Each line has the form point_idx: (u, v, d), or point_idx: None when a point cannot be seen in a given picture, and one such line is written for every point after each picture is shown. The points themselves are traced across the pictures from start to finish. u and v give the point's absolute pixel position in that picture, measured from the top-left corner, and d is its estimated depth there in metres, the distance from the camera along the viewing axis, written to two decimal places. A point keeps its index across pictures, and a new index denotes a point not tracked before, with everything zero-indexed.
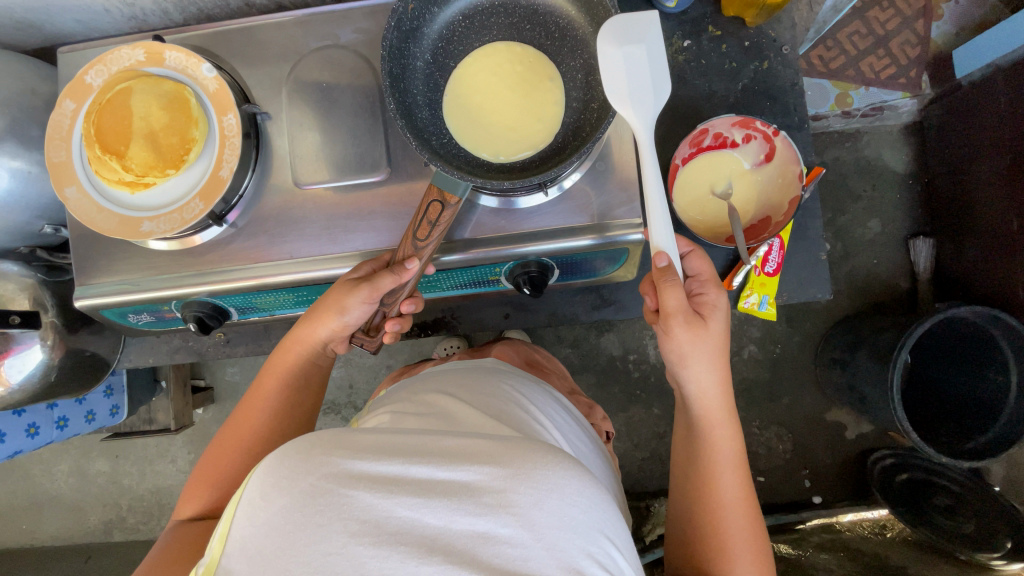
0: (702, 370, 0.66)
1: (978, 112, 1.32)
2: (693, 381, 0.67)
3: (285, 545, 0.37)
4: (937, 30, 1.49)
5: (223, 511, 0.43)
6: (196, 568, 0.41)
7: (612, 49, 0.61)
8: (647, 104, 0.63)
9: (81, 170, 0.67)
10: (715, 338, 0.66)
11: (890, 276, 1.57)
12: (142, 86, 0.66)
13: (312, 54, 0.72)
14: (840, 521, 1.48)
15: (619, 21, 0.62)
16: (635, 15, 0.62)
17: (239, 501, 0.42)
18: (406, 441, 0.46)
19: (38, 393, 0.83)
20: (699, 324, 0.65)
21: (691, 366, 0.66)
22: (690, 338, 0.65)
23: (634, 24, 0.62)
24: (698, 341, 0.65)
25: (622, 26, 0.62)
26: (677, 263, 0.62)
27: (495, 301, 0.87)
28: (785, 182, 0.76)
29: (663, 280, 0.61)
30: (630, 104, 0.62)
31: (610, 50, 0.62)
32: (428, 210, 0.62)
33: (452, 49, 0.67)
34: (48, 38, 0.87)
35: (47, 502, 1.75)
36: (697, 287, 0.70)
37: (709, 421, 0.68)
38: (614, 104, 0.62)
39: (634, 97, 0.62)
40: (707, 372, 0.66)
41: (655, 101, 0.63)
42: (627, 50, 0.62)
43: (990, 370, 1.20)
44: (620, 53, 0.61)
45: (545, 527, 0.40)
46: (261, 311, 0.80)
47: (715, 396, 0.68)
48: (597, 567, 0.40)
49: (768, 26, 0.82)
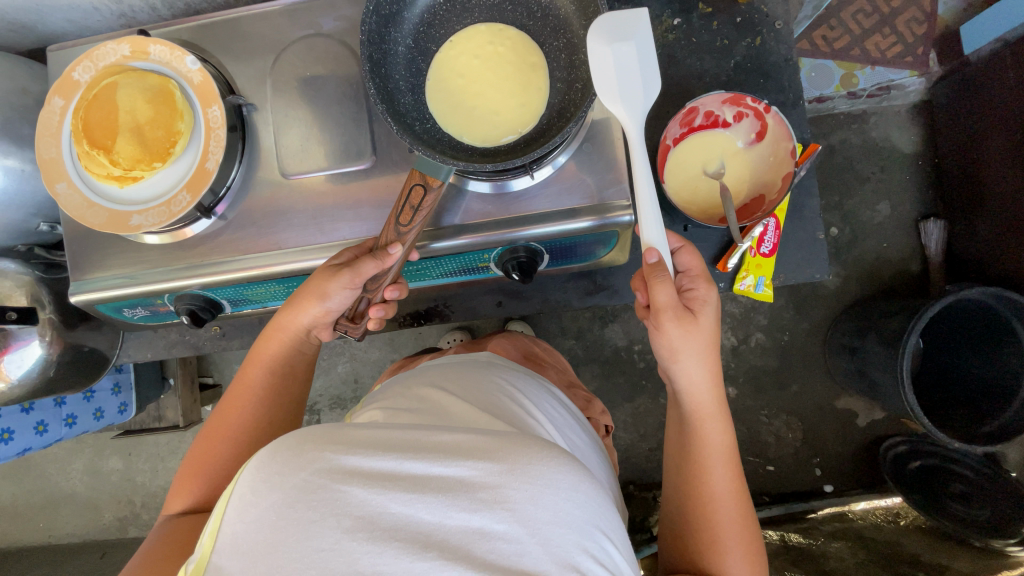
0: (692, 363, 0.65)
1: (990, 87, 1.28)
2: (683, 377, 0.66)
3: (274, 541, 0.37)
4: (943, 6, 1.47)
5: (214, 508, 0.43)
6: (186, 565, 0.41)
7: (604, 47, 0.60)
8: (637, 102, 0.63)
9: (71, 167, 0.67)
10: (706, 333, 0.66)
11: (901, 259, 1.54)
12: (127, 80, 0.66)
13: (295, 44, 0.71)
14: (852, 509, 1.46)
15: (610, 20, 0.60)
16: (625, 14, 0.61)
17: (229, 498, 0.42)
18: (399, 436, 0.46)
19: (39, 389, 0.83)
20: (690, 321, 0.64)
21: (682, 361, 0.65)
22: (681, 334, 0.64)
23: (626, 21, 0.61)
24: (690, 336, 0.64)
25: (613, 22, 0.61)
26: (667, 260, 0.62)
27: (487, 289, 0.86)
28: (778, 160, 0.74)
29: (652, 276, 0.61)
30: (621, 101, 0.62)
31: (603, 49, 0.60)
32: (411, 194, 0.61)
33: (434, 32, 0.66)
34: (41, 38, 0.88)
35: (63, 500, 1.79)
36: (687, 283, 0.69)
37: (701, 417, 0.67)
38: (606, 103, 0.62)
39: (624, 94, 0.62)
40: (699, 367, 0.65)
41: (643, 98, 0.63)
42: (617, 49, 0.61)
43: (1003, 352, 1.18)
44: (612, 51, 0.61)
45: (540, 522, 0.39)
46: (253, 303, 0.81)
47: (706, 392, 0.66)
48: (592, 563, 0.40)
49: (761, 2, 0.80)
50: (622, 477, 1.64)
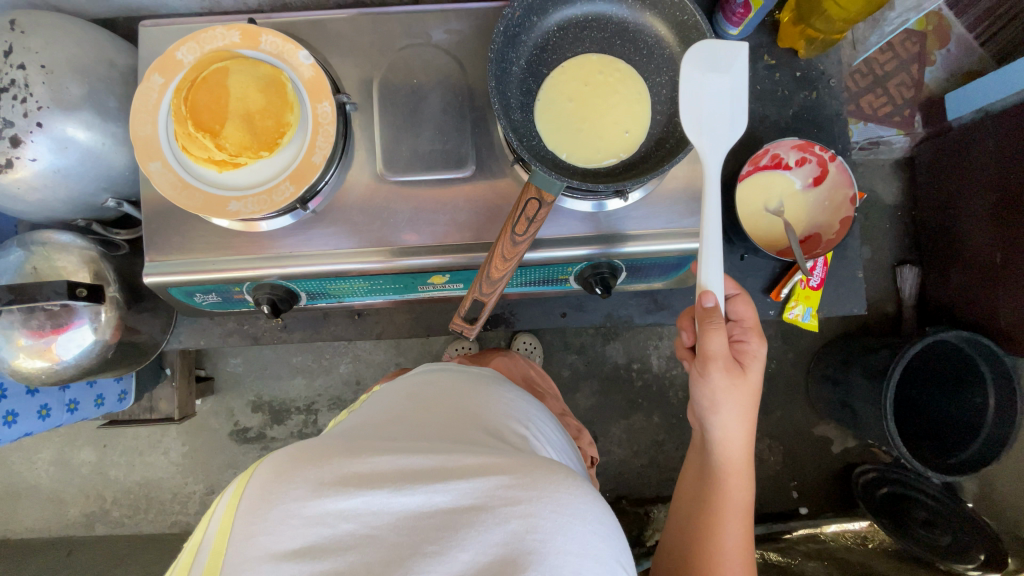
0: (730, 420, 0.69)
1: (969, 151, 1.41)
2: (720, 429, 0.70)
3: None
4: (929, 75, 1.57)
5: (234, 552, 0.45)
6: None
7: (697, 73, 0.65)
8: (722, 138, 0.66)
9: (166, 146, 0.66)
10: (751, 391, 0.70)
11: (878, 301, 1.69)
12: (240, 67, 0.67)
13: (402, 51, 0.74)
14: (824, 531, 1.56)
15: (707, 50, 0.65)
16: (725, 44, 0.64)
17: (254, 543, 0.45)
18: (429, 464, 0.51)
19: (90, 370, 0.80)
20: (739, 373, 0.68)
21: (722, 414, 0.69)
22: (727, 386, 0.68)
23: (725, 53, 0.65)
24: (734, 391, 0.68)
25: (710, 51, 0.65)
26: (723, 309, 0.65)
27: (554, 299, 0.89)
28: (834, 205, 0.83)
29: (709, 323, 0.64)
30: (704, 135, 0.65)
31: (696, 77, 0.65)
32: (525, 207, 0.63)
33: (547, 57, 0.70)
34: (112, 9, 0.86)
35: (24, 492, 1.67)
36: (740, 335, 0.75)
37: (727, 471, 0.71)
38: (690, 134, 0.65)
39: (709, 127, 0.65)
40: (736, 422, 0.69)
41: (729, 134, 0.66)
42: (710, 78, 0.65)
43: (971, 392, 1.30)
44: (704, 80, 0.65)
45: (570, 552, 0.45)
46: (330, 297, 0.81)
47: (738, 448, 0.71)
48: None
49: (818, 60, 0.88)
50: (615, 493, 1.68)
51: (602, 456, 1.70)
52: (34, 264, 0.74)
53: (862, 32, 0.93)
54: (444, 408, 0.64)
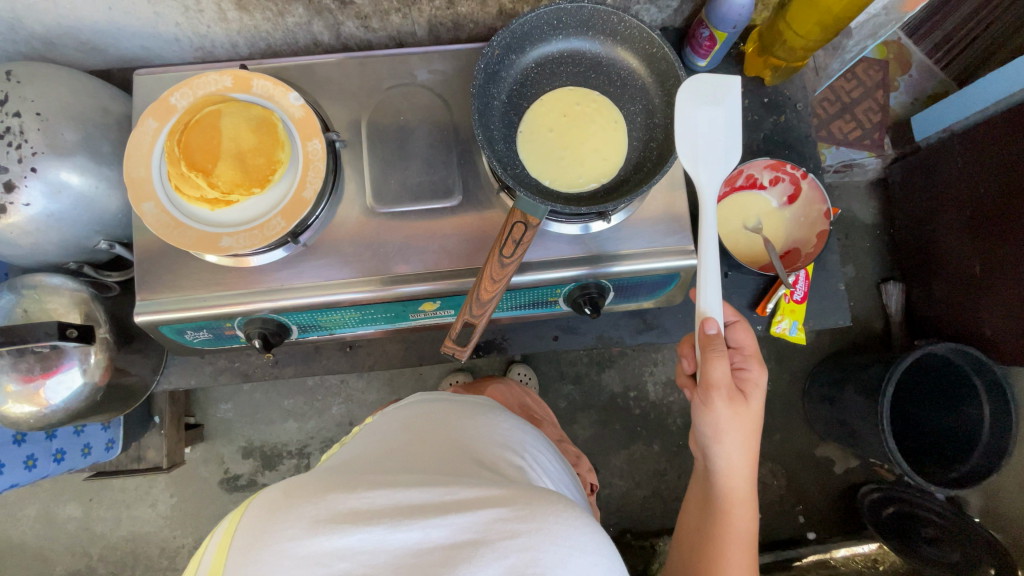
0: (732, 448, 0.69)
1: (938, 169, 1.47)
2: (723, 458, 0.69)
3: None
4: (893, 99, 1.65)
5: None
6: None
7: (690, 104, 0.69)
8: (718, 165, 0.70)
9: (159, 186, 0.68)
10: (753, 419, 0.70)
11: (867, 318, 1.71)
12: (232, 110, 0.70)
13: (389, 90, 0.78)
14: (834, 556, 1.52)
15: (702, 84, 0.69)
16: (720, 82, 0.70)
17: None
18: (427, 500, 0.50)
19: (79, 414, 0.79)
20: (740, 402, 0.68)
21: (725, 442, 0.69)
22: (729, 415, 0.68)
23: (720, 88, 0.70)
24: (736, 418, 0.68)
25: (705, 86, 0.70)
26: (724, 336, 0.66)
27: (545, 323, 0.90)
28: (810, 220, 0.86)
29: (712, 350, 0.66)
30: (700, 165, 0.69)
31: (690, 107, 0.69)
32: (511, 230, 0.65)
33: (526, 91, 0.74)
34: (108, 61, 0.90)
35: (4, 553, 1.59)
36: (741, 362, 0.76)
37: (731, 501, 0.70)
38: (686, 163, 0.69)
39: (705, 158, 0.69)
40: (739, 450, 0.69)
41: (725, 162, 0.70)
42: (704, 110, 0.69)
43: (966, 404, 1.30)
44: (700, 111, 0.69)
45: None
46: (321, 330, 0.81)
47: (741, 478, 0.70)
48: None
49: (784, 86, 0.93)
50: (619, 526, 1.64)
51: (603, 488, 1.67)
52: (25, 307, 0.74)
53: (823, 60, 0.99)
54: (441, 440, 0.63)
